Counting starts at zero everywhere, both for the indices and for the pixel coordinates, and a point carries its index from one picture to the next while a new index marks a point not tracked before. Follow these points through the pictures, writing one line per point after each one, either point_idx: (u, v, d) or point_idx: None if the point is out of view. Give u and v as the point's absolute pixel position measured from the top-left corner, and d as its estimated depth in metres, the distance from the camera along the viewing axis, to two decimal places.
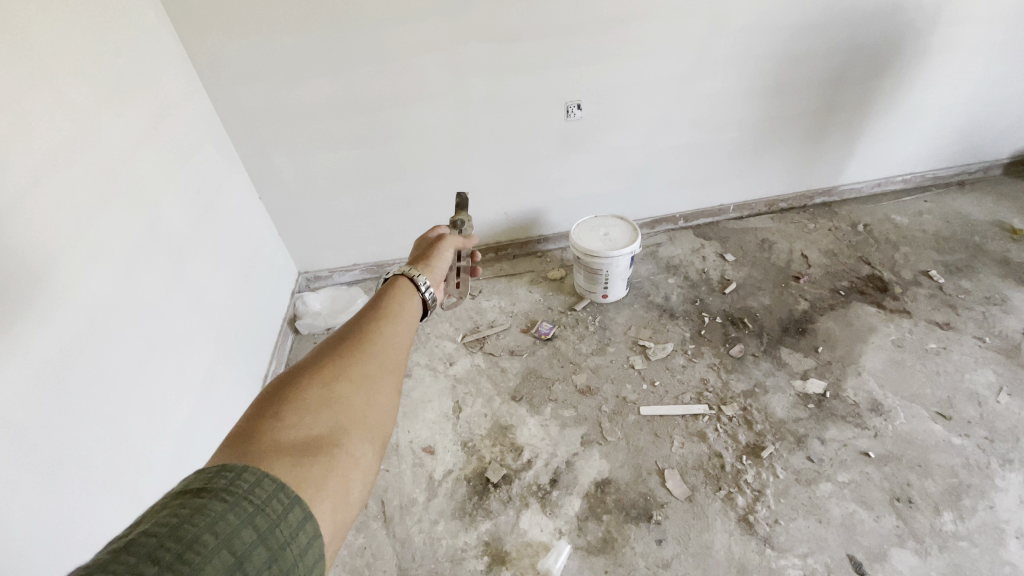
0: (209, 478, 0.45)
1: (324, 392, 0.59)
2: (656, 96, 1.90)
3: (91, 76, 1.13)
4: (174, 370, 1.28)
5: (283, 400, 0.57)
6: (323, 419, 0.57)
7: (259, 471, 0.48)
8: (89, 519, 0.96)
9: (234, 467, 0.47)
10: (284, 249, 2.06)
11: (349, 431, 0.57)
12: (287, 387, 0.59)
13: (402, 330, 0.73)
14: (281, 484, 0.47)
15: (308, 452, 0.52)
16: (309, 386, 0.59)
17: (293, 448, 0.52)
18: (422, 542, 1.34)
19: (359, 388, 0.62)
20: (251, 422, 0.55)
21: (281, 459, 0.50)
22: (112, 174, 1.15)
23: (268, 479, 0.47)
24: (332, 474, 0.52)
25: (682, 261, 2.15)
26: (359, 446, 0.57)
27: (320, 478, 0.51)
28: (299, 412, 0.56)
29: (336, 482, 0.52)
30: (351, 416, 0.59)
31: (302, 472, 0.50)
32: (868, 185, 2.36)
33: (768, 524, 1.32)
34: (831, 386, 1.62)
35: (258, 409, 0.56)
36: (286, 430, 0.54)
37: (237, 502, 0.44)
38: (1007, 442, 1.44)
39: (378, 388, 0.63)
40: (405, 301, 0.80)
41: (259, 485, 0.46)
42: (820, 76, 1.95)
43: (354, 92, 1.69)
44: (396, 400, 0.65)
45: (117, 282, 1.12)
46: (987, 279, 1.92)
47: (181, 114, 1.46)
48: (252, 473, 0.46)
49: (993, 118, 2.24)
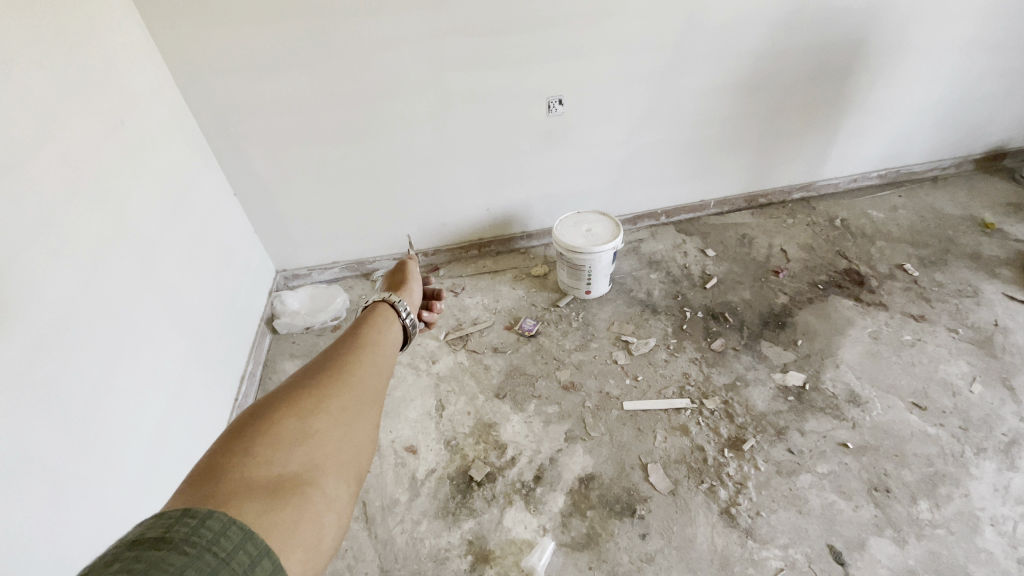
0: (169, 526, 0.41)
1: (301, 423, 0.56)
2: (637, 91, 1.90)
3: (53, 66, 1.08)
4: (145, 374, 1.24)
5: (257, 430, 0.54)
6: (299, 454, 0.54)
7: (227, 516, 0.44)
8: (57, 530, 0.91)
9: (198, 512, 0.43)
10: (261, 247, 2.02)
11: (326, 468, 0.54)
12: (260, 418, 0.56)
13: (382, 361, 0.71)
14: (248, 533, 0.44)
15: (282, 491, 0.49)
16: (285, 416, 0.56)
17: (264, 488, 0.49)
18: (404, 543, 1.32)
19: (338, 421, 0.59)
20: (219, 457, 0.51)
21: (253, 499, 0.47)
22: (78, 169, 1.11)
23: (236, 526, 0.44)
24: (305, 518, 0.49)
25: (664, 257, 2.16)
26: (336, 484, 0.54)
27: (293, 523, 0.47)
28: (274, 447, 0.53)
29: (308, 526, 0.49)
30: (328, 452, 0.56)
31: (274, 515, 0.47)
32: (844, 180, 2.40)
33: (750, 516, 1.33)
34: (810, 378, 1.65)
35: (228, 440, 0.53)
36: (257, 465, 0.51)
37: (200, 555, 0.40)
38: (980, 431, 1.47)
39: (360, 422, 0.61)
40: (386, 327, 0.78)
41: (225, 534, 0.43)
42: (799, 72, 1.97)
43: (331, 86, 1.66)
44: (375, 434, 0.63)
45: (83, 280, 1.08)
46: (959, 271, 1.97)
47: (149, 106, 1.41)
48: (218, 519, 0.43)
49: (965, 115, 2.29)
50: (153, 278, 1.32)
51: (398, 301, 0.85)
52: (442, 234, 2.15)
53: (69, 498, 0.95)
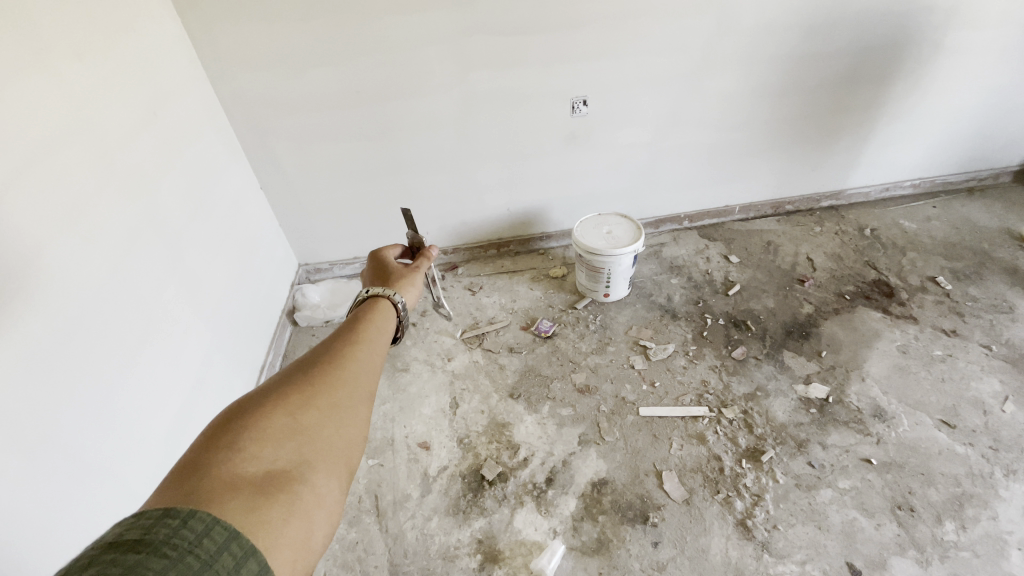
0: (149, 527, 0.41)
1: (289, 418, 0.57)
2: (662, 93, 1.87)
3: (89, 58, 1.12)
4: (168, 360, 1.27)
5: (245, 425, 0.54)
6: (287, 450, 0.54)
7: (211, 515, 0.44)
8: (76, 510, 0.94)
9: (180, 511, 0.43)
10: (285, 240, 2.05)
11: (316, 463, 0.55)
12: (247, 412, 0.56)
13: (376, 356, 0.72)
14: (232, 534, 0.44)
15: (270, 488, 0.49)
16: (274, 412, 0.57)
17: (251, 484, 0.49)
18: (414, 538, 1.33)
19: (329, 416, 0.60)
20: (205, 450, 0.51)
21: (238, 496, 0.47)
22: (110, 157, 1.14)
23: (220, 526, 0.44)
24: (294, 515, 0.49)
25: (685, 262, 2.12)
26: (326, 481, 0.54)
27: (280, 520, 0.48)
28: (262, 441, 0.53)
29: (297, 524, 0.49)
30: (318, 448, 0.56)
31: (261, 513, 0.47)
32: (875, 189, 2.33)
33: (766, 529, 1.30)
34: (834, 391, 1.60)
35: (214, 434, 0.53)
36: (244, 460, 0.51)
37: (181, 557, 0.40)
38: (1012, 452, 1.41)
39: (351, 417, 0.62)
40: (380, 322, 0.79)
41: (209, 535, 0.42)
42: (831, 78, 1.93)
43: (357, 83, 1.67)
44: (366, 429, 0.63)
45: (112, 268, 1.11)
46: (995, 286, 1.89)
47: (182, 101, 1.45)
48: (200, 520, 0.43)
49: (1004, 125, 2.21)
50: (179, 266, 1.35)
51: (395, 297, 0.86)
52: (462, 232, 2.16)
53: (90, 477, 0.98)
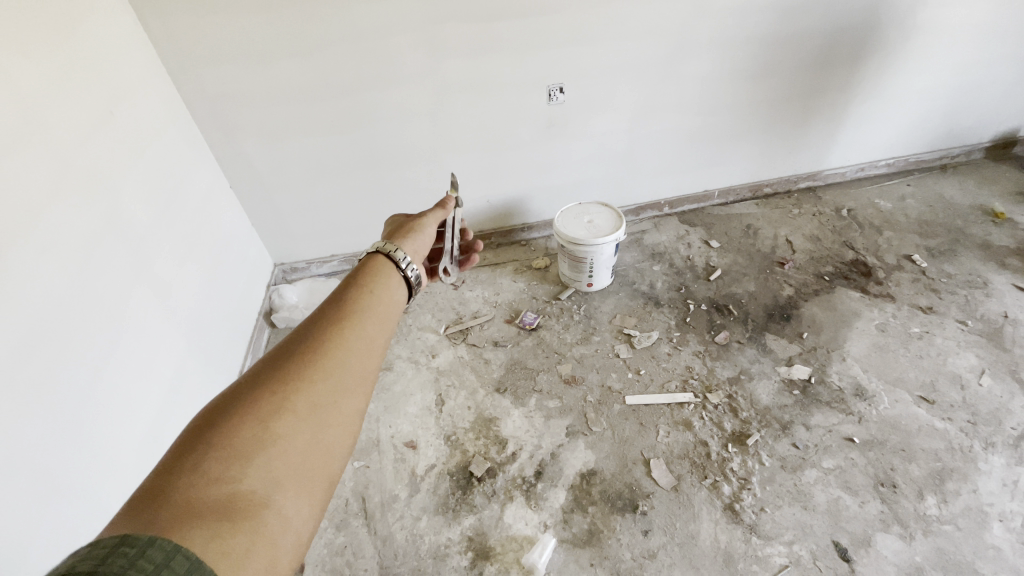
0: (100, 562, 0.38)
1: (259, 429, 0.52)
2: (640, 79, 1.86)
3: (40, 56, 1.06)
4: (142, 367, 1.23)
5: (210, 440, 0.50)
6: (254, 467, 0.50)
7: (170, 544, 0.41)
8: (51, 529, 0.90)
9: (137, 541, 0.40)
10: (259, 240, 2.00)
11: (287, 481, 0.51)
12: (215, 424, 0.52)
13: (370, 335, 0.66)
14: (192, 567, 0.41)
15: (233, 515, 0.46)
16: (243, 421, 0.52)
17: (214, 511, 0.46)
18: (404, 539, 1.31)
19: (305, 423, 0.55)
20: (167, 470, 0.48)
21: (198, 527, 0.44)
22: (66, 161, 1.08)
23: (181, 556, 0.41)
24: (259, 544, 0.46)
25: (667, 249, 2.12)
26: (296, 500, 0.51)
27: (243, 552, 0.45)
28: (227, 459, 0.49)
29: (262, 552, 0.46)
30: (289, 462, 0.52)
31: (222, 545, 0.44)
32: (851, 169, 2.36)
33: (754, 512, 1.31)
34: (816, 371, 1.62)
35: (181, 445, 0.50)
36: (205, 482, 0.47)
37: None
38: (989, 425, 1.45)
39: (333, 419, 0.58)
40: (380, 294, 0.72)
41: (168, 566, 0.40)
42: (806, 60, 1.93)
43: (326, 74, 1.62)
44: (346, 427, 0.59)
45: (74, 276, 1.06)
46: (969, 262, 1.93)
47: (142, 99, 1.39)
48: (159, 549, 0.40)
49: (974, 103, 2.24)
50: (147, 272, 1.31)
51: (397, 252, 0.80)
52: None
53: (62, 495, 0.94)
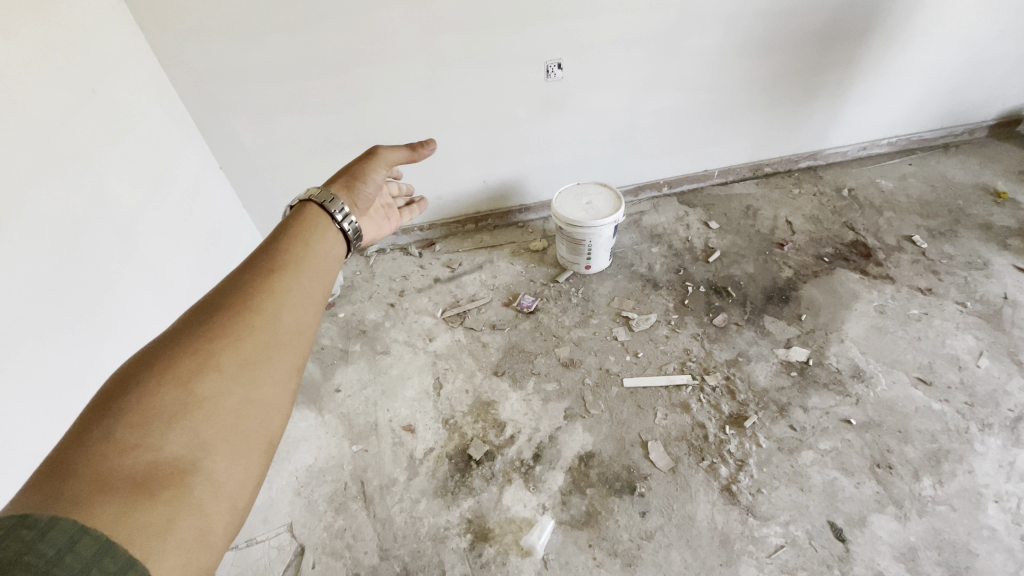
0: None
1: (180, 391, 0.51)
2: (640, 55, 1.81)
3: (16, 32, 1.01)
4: (133, 354, 1.22)
5: (125, 406, 0.49)
6: (176, 431, 0.49)
7: (76, 524, 0.40)
8: None
9: (37, 521, 0.39)
10: (251, 223, 1.96)
11: (215, 444, 0.50)
12: (130, 388, 0.50)
13: (300, 291, 0.65)
14: (103, 546, 0.40)
15: (155, 482, 0.46)
16: (162, 384, 0.51)
17: (134, 480, 0.45)
18: (403, 522, 1.32)
19: (232, 384, 0.54)
20: (77, 441, 0.46)
21: (114, 499, 0.43)
22: (47, 142, 1.05)
23: (89, 537, 0.40)
24: (185, 510, 0.46)
25: (666, 230, 2.10)
26: (227, 462, 0.51)
27: (167, 519, 0.44)
28: (146, 424, 0.48)
29: (190, 518, 0.46)
30: (217, 424, 0.52)
31: (143, 513, 0.44)
32: (852, 148, 2.32)
33: (750, 493, 1.32)
34: (814, 353, 1.62)
35: (93, 413, 0.48)
36: (122, 452, 0.46)
37: None
38: (986, 406, 1.45)
39: (265, 378, 0.57)
40: (311, 252, 0.71)
41: (73, 548, 0.39)
42: (810, 35, 1.88)
43: (316, 50, 1.56)
44: (281, 384, 0.58)
45: (61, 263, 1.03)
46: (969, 243, 1.91)
47: (125, 77, 1.34)
48: (61, 530, 0.39)
49: (980, 80, 2.19)
50: (136, 257, 1.28)
51: (332, 205, 0.80)
52: (438, 207, 2.09)
53: None
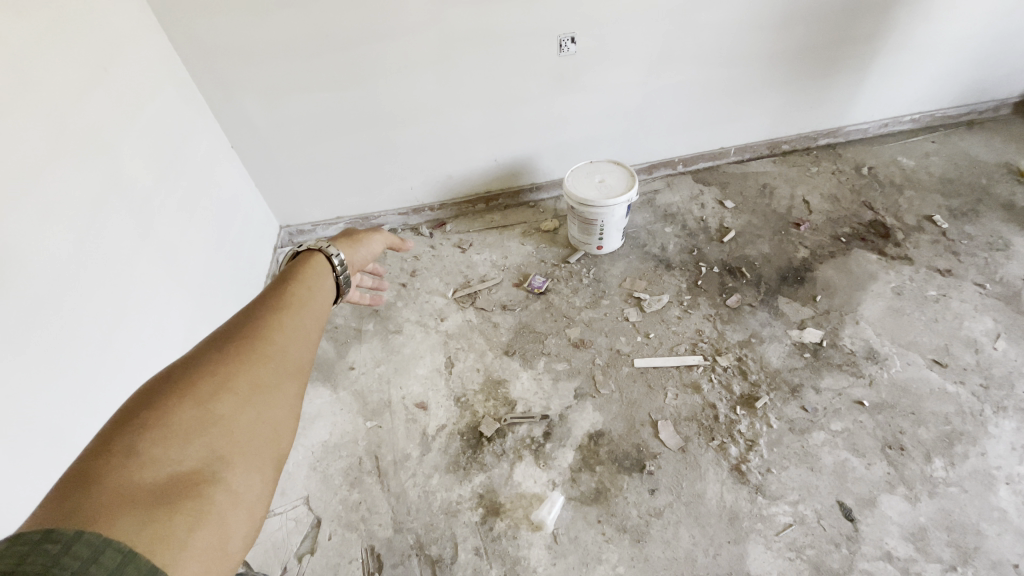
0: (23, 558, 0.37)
1: (197, 409, 0.51)
2: (655, 28, 1.75)
3: (29, 11, 1.01)
4: (153, 330, 1.25)
5: (142, 424, 0.48)
6: (194, 448, 0.49)
7: (99, 536, 0.40)
8: None
9: (62, 535, 0.39)
10: (264, 202, 1.97)
11: (232, 459, 0.50)
12: (148, 407, 0.50)
13: (308, 322, 0.66)
14: (126, 556, 0.40)
15: (175, 495, 0.45)
16: (179, 403, 0.51)
17: (152, 494, 0.44)
18: (417, 496, 1.35)
19: (247, 403, 0.54)
20: (95, 458, 0.46)
21: (133, 512, 0.43)
22: (62, 123, 1.05)
23: (111, 549, 0.39)
24: (204, 523, 0.45)
25: (679, 209, 2.07)
26: (245, 477, 0.50)
27: (186, 533, 0.44)
28: (163, 441, 0.48)
29: (208, 531, 0.45)
30: (234, 441, 0.51)
31: (162, 527, 0.43)
32: (874, 125, 2.25)
33: (760, 473, 1.33)
34: (828, 335, 1.60)
35: (109, 434, 0.48)
36: (141, 467, 0.46)
37: None
38: (1002, 389, 1.44)
39: (278, 399, 0.57)
40: (317, 289, 0.72)
41: (98, 558, 0.38)
42: (835, 5, 1.80)
43: (325, 26, 1.54)
44: (294, 406, 0.58)
45: (79, 243, 1.06)
46: (992, 222, 1.87)
47: (136, 55, 1.33)
48: (87, 542, 0.39)
49: (1012, 52, 2.10)
50: (152, 237, 1.29)
51: (332, 251, 0.78)
52: (449, 186, 2.08)
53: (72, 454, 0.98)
